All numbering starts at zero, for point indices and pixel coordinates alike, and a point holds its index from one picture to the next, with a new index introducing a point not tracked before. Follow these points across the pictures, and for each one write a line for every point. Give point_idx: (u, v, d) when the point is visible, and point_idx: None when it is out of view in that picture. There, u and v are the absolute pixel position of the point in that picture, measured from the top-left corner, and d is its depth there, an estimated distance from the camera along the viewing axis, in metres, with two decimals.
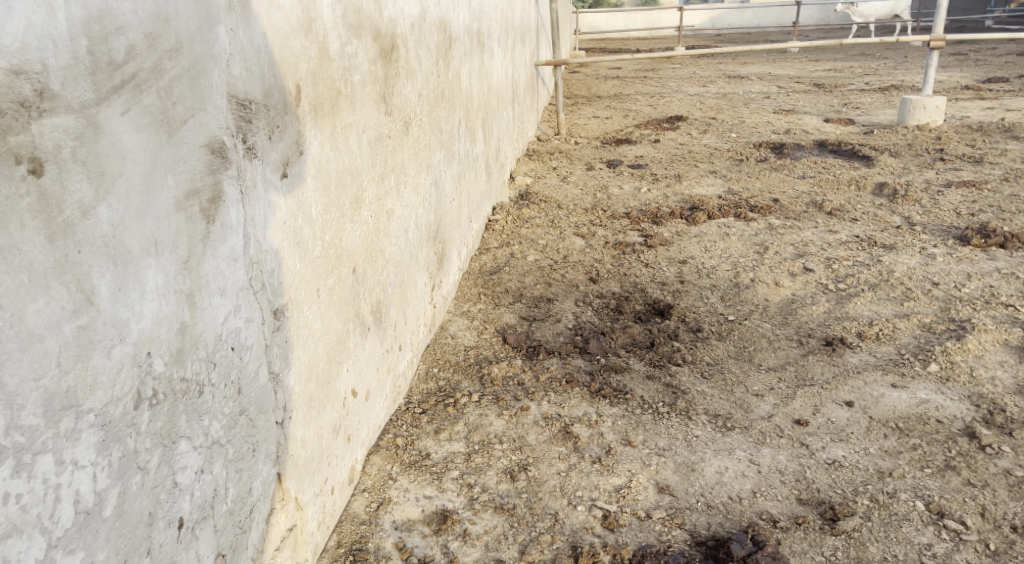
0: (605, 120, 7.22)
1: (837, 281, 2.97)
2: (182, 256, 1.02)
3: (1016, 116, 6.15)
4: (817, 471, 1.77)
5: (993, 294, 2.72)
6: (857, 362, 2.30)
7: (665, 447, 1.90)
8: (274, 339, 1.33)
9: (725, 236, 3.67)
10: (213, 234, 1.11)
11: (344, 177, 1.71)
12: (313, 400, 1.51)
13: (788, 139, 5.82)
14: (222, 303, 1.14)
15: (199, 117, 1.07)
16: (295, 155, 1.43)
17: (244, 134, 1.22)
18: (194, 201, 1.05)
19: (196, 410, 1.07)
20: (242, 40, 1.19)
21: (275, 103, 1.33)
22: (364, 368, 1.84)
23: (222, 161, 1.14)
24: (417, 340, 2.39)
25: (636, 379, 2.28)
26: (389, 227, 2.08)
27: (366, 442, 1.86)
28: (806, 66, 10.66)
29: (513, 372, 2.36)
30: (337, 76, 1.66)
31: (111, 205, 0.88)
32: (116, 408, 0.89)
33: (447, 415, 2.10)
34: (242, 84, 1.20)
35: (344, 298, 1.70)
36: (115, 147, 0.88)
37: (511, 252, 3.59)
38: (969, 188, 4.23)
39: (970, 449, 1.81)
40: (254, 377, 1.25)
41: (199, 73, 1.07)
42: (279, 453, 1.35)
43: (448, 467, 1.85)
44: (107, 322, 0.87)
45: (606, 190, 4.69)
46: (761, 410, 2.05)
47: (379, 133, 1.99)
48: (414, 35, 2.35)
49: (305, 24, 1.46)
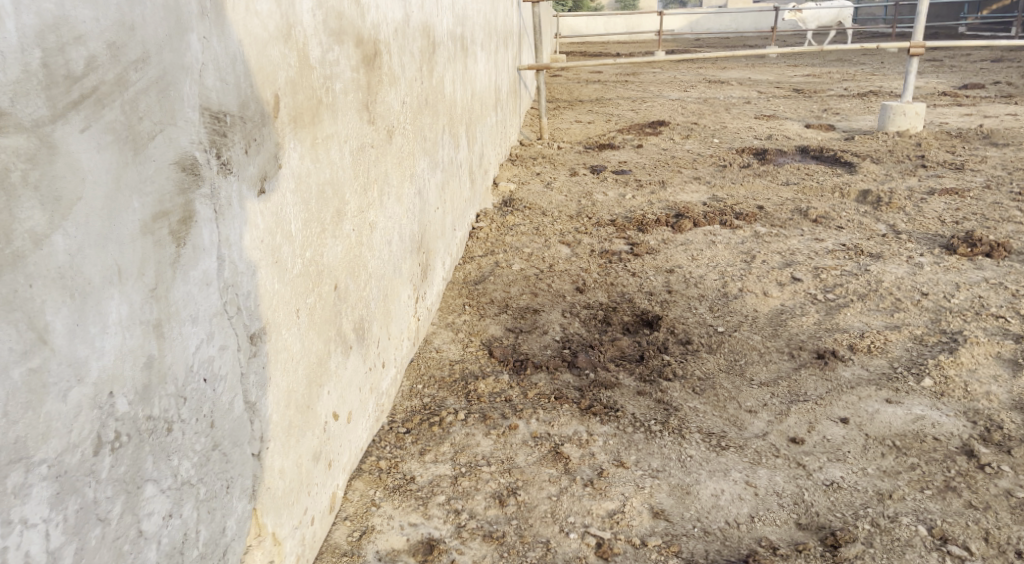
0: (588, 124, 7.19)
1: (826, 291, 2.94)
2: (149, 284, 0.94)
3: (994, 123, 6.21)
4: (815, 493, 1.72)
5: (982, 305, 2.70)
6: (850, 376, 2.26)
7: (659, 468, 1.84)
8: (250, 366, 1.25)
9: (712, 245, 3.63)
10: (183, 258, 1.03)
11: (325, 190, 1.63)
12: (293, 428, 1.44)
13: (770, 145, 5.81)
14: (193, 332, 1.06)
15: (168, 133, 0.99)
16: (273, 169, 1.35)
17: (219, 148, 1.14)
18: (163, 224, 0.97)
19: (164, 448, 0.99)
20: (216, 48, 1.11)
21: (251, 115, 1.25)
22: (346, 389, 1.76)
23: (194, 180, 1.06)
24: (401, 355, 2.32)
25: (626, 394, 2.22)
26: (372, 241, 2.00)
27: (348, 467, 1.78)
28: (785, 72, 10.73)
29: (500, 389, 2.28)
30: (318, 85, 1.58)
31: (68, 232, 0.80)
32: (72, 456, 0.81)
33: (432, 435, 2.03)
34: (216, 96, 1.12)
35: (325, 317, 1.62)
36: (73, 168, 0.80)
37: (496, 261, 3.52)
38: (952, 195, 4.23)
39: (969, 469, 1.77)
40: (228, 408, 1.17)
41: (168, 85, 0.99)
42: (255, 487, 1.27)
43: (434, 492, 1.78)
44: (63, 362, 0.79)
45: (591, 197, 4.64)
46: (755, 428, 2.00)
47: (361, 143, 1.91)
48: (397, 41, 2.28)
49: (284, 31, 1.38)
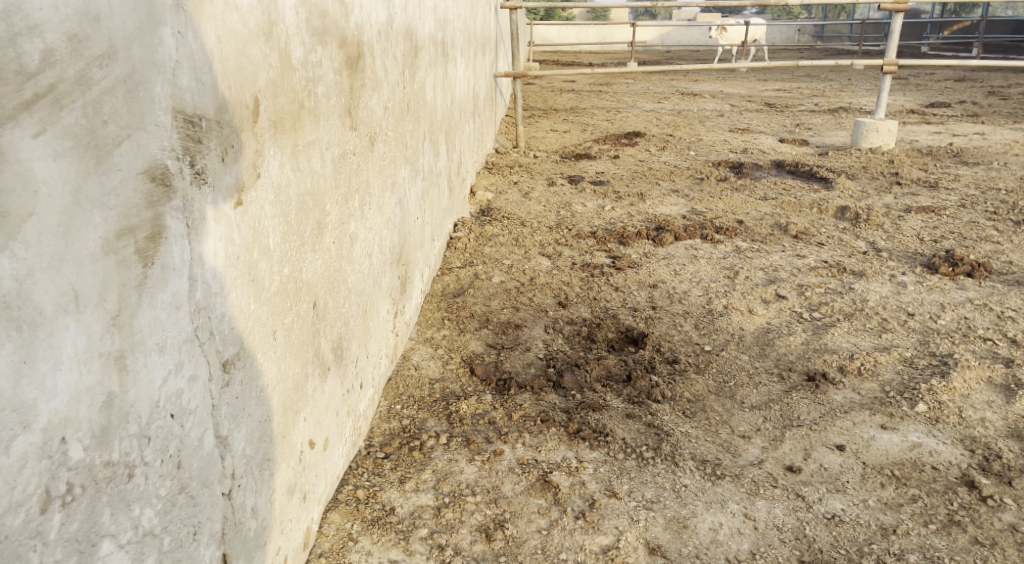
0: (563, 133, 7.13)
1: (811, 310, 2.90)
2: (110, 311, 0.81)
3: (963, 141, 6.32)
4: (816, 528, 1.66)
5: (969, 327, 2.68)
6: (842, 400, 2.21)
7: (653, 499, 1.76)
8: (223, 397, 1.11)
9: (694, 259, 3.58)
10: (151, 279, 0.90)
11: (306, 201, 1.52)
12: (267, 461, 1.30)
13: (746, 159, 5.81)
14: (160, 362, 0.92)
15: (136, 138, 0.87)
16: (252, 179, 1.23)
17: (192, 156, 1.02)
18: (128, 241, 0.85)
19: (124, 498, 0.85)
20: (191, 45, 1.00)
21: (228, 120, 1.13)
22: (323, 414, 1.64)
23: (165, 191, 0.94)
24: (378, 373, 2.20)
25: (614, 417, 2.14)
26: (352, 254, 1.88)
27: (323, 498, 1.66)
28: (757, 85, 10.82)
29: (483, 410, 2.18)
30: (300, 87, 1.47)
31: (16, 254, 0.68)
32: (13, 517, 0.69)
33: (412, 461, 1.91)
34: (191, 98, 1.01)
35: (303, 338, 1.50)
36: (23, 179, 0.68)
37: (476, 272, 3.42)
38: (928, 213, 4.25)
39: (972, 501, 1.73)
40: (198, 445, 1.02)
41: (137, 84, 0.87)
42: (225, 531, 1.14)
43: (416, 525, 1.66)
44: (5, 409, 0.67)
45: (569, 208, 4.57)
46: (750, 455, 1.94)
47: (343, 149, 1.80)
48: (381, 43, 2.17)
49: (265, 28, 1.27)
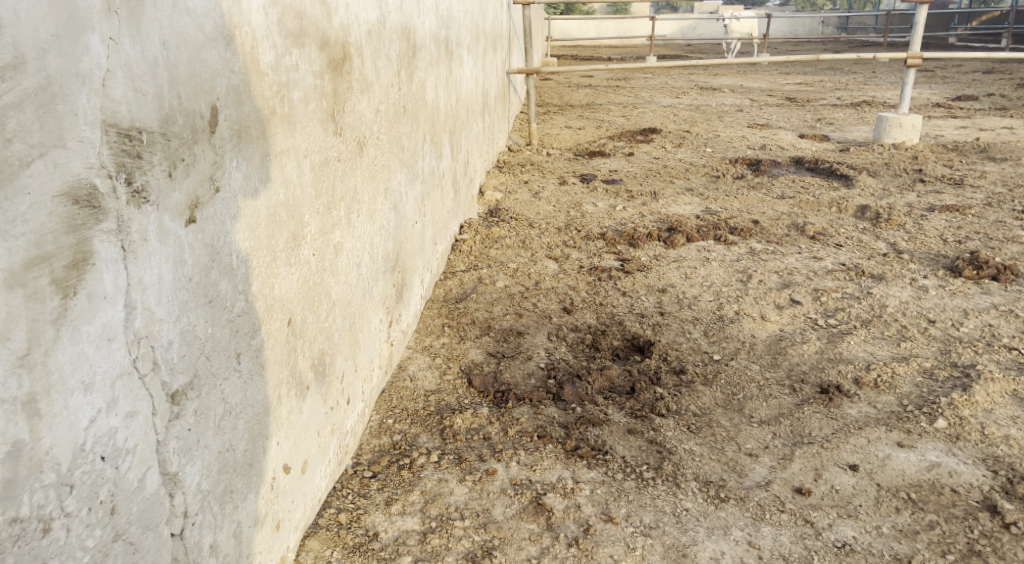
0: (578, 131, 7.00)
1: (827, 316, 2.77)
2: (17, 351, 0.73)
3: (990, 135, 6.10)
4: (825, 558, 1.55)
5: (993, 335, 2.54)
6: (857, 415, 2.09)
7: (651, 524, 1.66)
8: (170, 431, 1.03)
9: (706, 262, 3.45)
10: (73, 310, 0.82)
11: (278, 212, 1.44)
12: (230, 493, 1.23)
13: (764, 155, 5.64)
14: (86, 402, 0.84)
15: (51, 156, 0.79)
16: (208, 194, 1.15)
17: (131, 172, 0.94)
18: (41, 272, 0.77)
19: (36, 556, 0.77)
20: (128, 52, 0.92)
21: (177, 132, 1.05)
22: (301, 435, 1.56)
23: (92, 213, 0.86)
24: (370, 388, 2.12)
25: (615, 433, 2.04)
26: (336, 265, 1.80)
27: (301, 524, 1.58)
28: (777, 79, 10.60)
29: (478, 425, 2.09)
30: (270, 94, 1.39)
31: None
32: None
33: (401, 481, 1.83)
34: (128, 109, 0.92)
35: (275, 358, 1.42)
36: None
37: (479, 276, 3.33)
38: (953, 212, 4.08)
39: (994, 529, 1.61)
40: (136, 487, 0.95)
41: (54, 97, 0.79)
42: None
43: (399, 552, 1.58)
44: None
45: (579, 207, 4.46)
46: (756, 475, 1.83)
47: (326, 156, 1.72)
48: (371, 43, 2.08)
49: (225, 31, 1.19)
